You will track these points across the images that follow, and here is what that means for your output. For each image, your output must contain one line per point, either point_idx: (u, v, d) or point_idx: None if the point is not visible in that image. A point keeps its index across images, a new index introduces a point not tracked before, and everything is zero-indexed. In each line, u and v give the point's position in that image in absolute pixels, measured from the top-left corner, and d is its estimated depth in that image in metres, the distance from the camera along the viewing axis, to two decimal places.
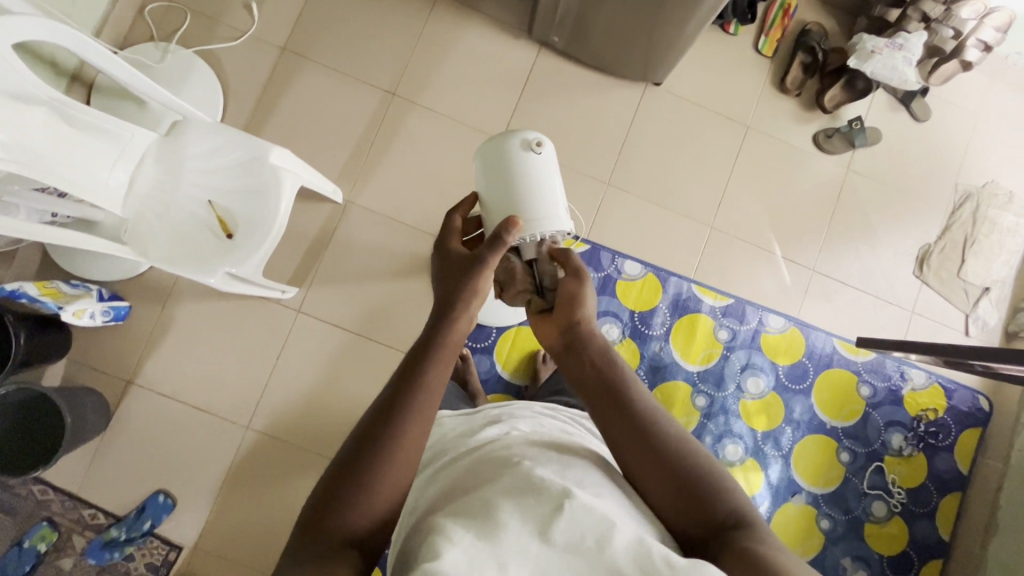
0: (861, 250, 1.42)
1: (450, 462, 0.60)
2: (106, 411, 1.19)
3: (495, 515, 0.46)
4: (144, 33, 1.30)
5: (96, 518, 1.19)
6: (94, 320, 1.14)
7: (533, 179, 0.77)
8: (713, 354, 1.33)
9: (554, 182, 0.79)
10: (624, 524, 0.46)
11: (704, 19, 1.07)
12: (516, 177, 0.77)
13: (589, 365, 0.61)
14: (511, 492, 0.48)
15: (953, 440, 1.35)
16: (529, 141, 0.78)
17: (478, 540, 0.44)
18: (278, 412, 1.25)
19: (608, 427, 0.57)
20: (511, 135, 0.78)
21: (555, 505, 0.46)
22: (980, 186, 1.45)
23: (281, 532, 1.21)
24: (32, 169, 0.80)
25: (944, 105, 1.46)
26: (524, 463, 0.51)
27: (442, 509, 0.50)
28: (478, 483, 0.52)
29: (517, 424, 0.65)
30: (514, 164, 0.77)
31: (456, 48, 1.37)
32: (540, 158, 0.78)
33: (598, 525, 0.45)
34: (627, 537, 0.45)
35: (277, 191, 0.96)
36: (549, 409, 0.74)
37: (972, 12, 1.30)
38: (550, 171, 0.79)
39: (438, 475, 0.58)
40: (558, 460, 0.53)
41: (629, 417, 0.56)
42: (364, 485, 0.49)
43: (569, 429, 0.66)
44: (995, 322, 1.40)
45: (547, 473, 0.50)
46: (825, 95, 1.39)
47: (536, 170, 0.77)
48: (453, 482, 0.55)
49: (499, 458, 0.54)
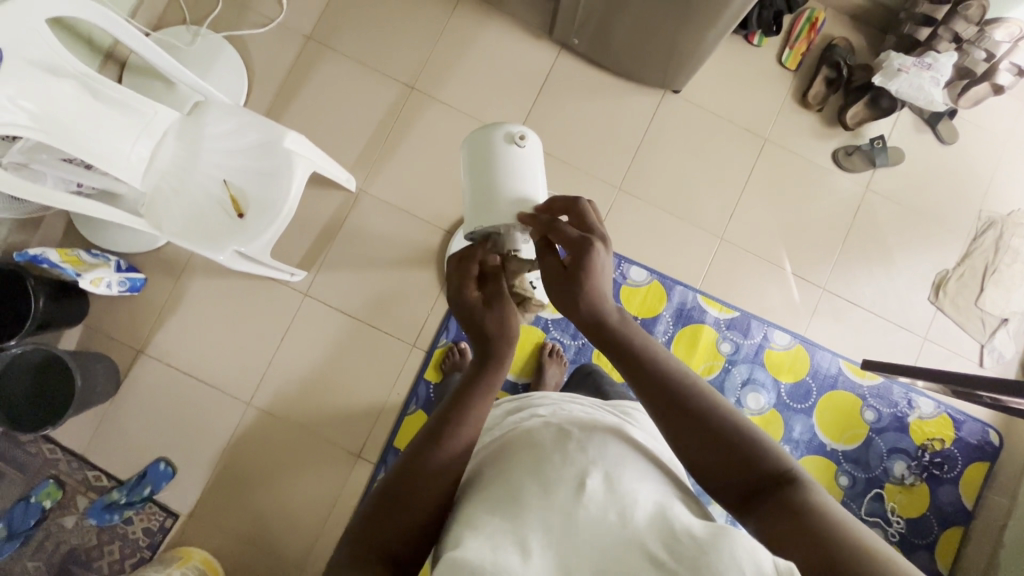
0: (874, 271, 1.39)
1: (482, 451, 0.63)
2: (115, 377, 1.23)
3: (522, 506, 0.50)
4: (177, 15, 1.34)
5: (99, 480, 1.23)
6: (110, 289, 1.19)
7: (513, 168, 0.77)
8: (714, 367, 1.32)
9: (535, 176, 0.79)
10: (644, 500, 0.49)
11: (725, 27, 1.06)
12: (496, 165, 0.77)
13: (618, 348, 0.58)
14: (536, 482, 0.51)
15: (958, 473, 1.31)
16: (513, 134, 0.78)
17: (504, 531, 0.48)
18: (280, 392, 1.28)
19: (660, 415, 0.55)
20: (496, 128, 0.79)
21: (576, 492, 0.49)
22: (1005, 214, 1.41)
23: (273, 507, 1.24)
24: (58, 139, 0.84)
25: (972, 129, 1.42)
26: (548, 452, 0.54)
27: (473, 502, 0.53)
28: (504, 471, 0.55)
29: (538, 409, 0.67)
30: (495, 155, 0.78)
31: (478, 45, 1.38)
32: (523, 151, 0.78)
33: (618, 507, 0.48)
34: (646, 515, 0.48)
35: (289, 175, 0.99)
36: (569, 396, 0.74)
37: (1007, 34, 1.25)
38: (533, 163, 0.79)
39: (470, 468, 0.60)
40: (579, 437, 0.55)
41: (664, 394, 0.55)
42: (415, 484, 0.52)
43: (592, 410, 0.66)
44: (1011, 354, 1.36)
45: (569, 457, 0.53)
46: (848, 112, 1.37)
47: (517, 160, 0.77)
48: (480, 467, 0.59)
49: (525, 446, 0.56)
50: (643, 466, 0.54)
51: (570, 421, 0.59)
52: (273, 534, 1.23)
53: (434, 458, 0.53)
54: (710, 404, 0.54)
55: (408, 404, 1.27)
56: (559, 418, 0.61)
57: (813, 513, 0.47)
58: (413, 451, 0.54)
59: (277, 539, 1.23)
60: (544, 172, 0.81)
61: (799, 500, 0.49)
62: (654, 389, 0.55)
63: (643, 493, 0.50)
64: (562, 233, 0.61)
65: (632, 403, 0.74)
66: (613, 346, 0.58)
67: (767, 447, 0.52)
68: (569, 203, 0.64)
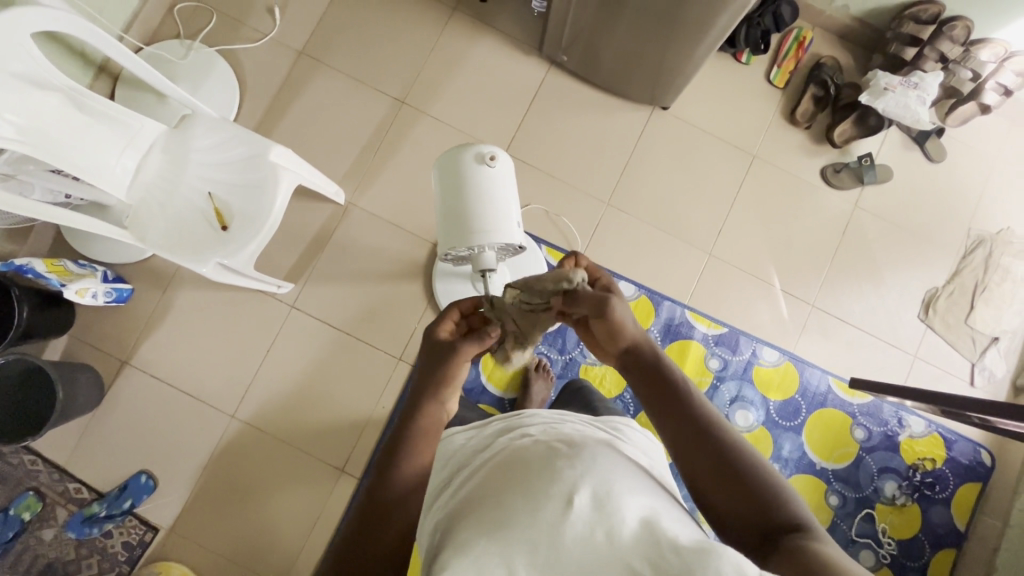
0: (864, 289, 1.39)
1: (472, 471, 0.60)
2: (99, 388, 1.23)
3: (511, 526, 0.49)
4: (172, 30, 1.36)
5: (80, 492, 1.22)
6: (96, 299, 1.19)
7: (482, 191, 0.77)
8: (702, 383, 1.31)
9: (506, 195, 0.79)
10: (630, 513, 0.49)
11: (711, 45, 1.07)
12: (464, 188, 0.77)
13: (647, 378, 0.62)
14: (524, 501, 0.50)
15: (951, 493, 1.29)
16: (483, 154, 0.78)
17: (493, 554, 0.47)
18: (264, 405, 1.27)
19: (680, 441, 0.57)
20: (466, 147, 0.79)
21: (563, 511, 0.48)
22: (995, 232, 1.40)
23: (255, 522, 1.22)
24: (41, 151, 0.84)
25: (961, 148, 1.43)
26: (537, 468, 0.53)
27: (461, 521, 0.52)
28: (494, 490, 0.53)
29: (528, 429, 0.65)
30: (466, 176, 0.78)
31: (468, 61, 1.40)
32: (493, 171, 0.78)
33: (605, 525, 0.47)
34: (632, 531, 0.47)
35: (273, 187, 1.00)
36: (559, 414, 0.73)
37: (993, 54, 1.30)
38: (504, 182, 0.79)
39: (458, 489, 0.59)
40: (568, 456, 0.53)
41: (690, 426, 0.57)
42: (392, 490, 0.53)
43: (584, 428, 0.65)
44: (1002, 373, 1.35)
45: (557, 474, 0.51)
46: (835, 130, 1.38)
47: (487, 181, 0.78)
48: (472, 489, 0.56)
49: (514, 465, 0.55)
50: (634, 482, 0.53)
51: (559, 439, 0.57)
52: (253, 549, 1.21)
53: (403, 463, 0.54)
54: (736, 444, 0.56)
55: (393, 418, 1.26)
56: (550, 437, 0.59)
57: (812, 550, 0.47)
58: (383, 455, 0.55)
59: (258, 555, 1.21)
60: (516, 189, 0.82)
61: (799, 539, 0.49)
62: (681, 422, 0.58)
63: (630, 507, 0.49)
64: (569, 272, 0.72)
65: (622, 420, 0.73)
66: (645, 377, 0.62)
67: (783, 495, 0.53)
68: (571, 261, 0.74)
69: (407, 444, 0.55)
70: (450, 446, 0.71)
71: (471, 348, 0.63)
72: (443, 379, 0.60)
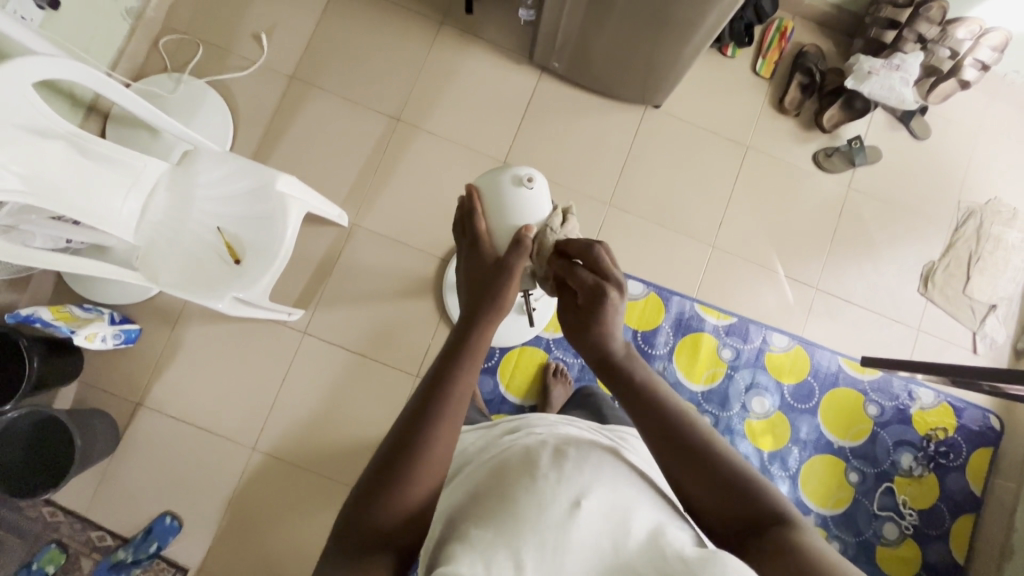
0: (863, 267, 1.42)
1: (475, 466, 0.59)
2: (115, 433, 1.21)
3: (515, 520, 0.48)
4: (158, 63, 1.35)
5: (103, 539, 1.20)
6: (105, 343, 1.17)
7: (522, 210, 0.73)
8: (717, 374, 1.33)
9: (543, 220, 0.75)
10: (638, 524, 0.49)
11: (701, 43, 1.09)
12: (503, 206, 0.72)
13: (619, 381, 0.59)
14: (529, 497, 0.49)
15: (964, 460, 1.33)
16: (519, 176, 0.75)
17: (497, 546, 0.46)
18: (284, 435, 1.26)
19: (649, 433, 0.55)
20: (503, 171, 0.76)
21: (569, 512, 0.48)
22: (983, 203, 1.45)
23: (284, 553, 1.21)
24: (47, 200, 0.83)
25: (945, 124, 1.47)
26: (542, 466, 0.52)
27: (465, 516, 0.51)
28: (497, 484, 0.52)
29: (533, 428, 0.64)
30: (501, 196, 0.73)
31: (459, 74, 1.40)
32: (532, 192, 0.75)
33: (611, 532, 0.48)
34: (638, 540, 0.47)
35: (284, 217, 0.99)
36: (566, 418, 0.72)
37: (968, 32, 1.34)
38: (543, 204, 0.76)
39: (458, 484, 0.58)
40: (574, 457, 0.53)
41: (661, 420, 0.55)
42: (431, 432, 0.49)
43: (586, 431, 0.65)
44: (1003, 339, 1.39)
45: (564, 476, 0.50)
46: (825, 115, 1.41)
47: (528, 203, 0.74)
48: (476, 484, 0.55)
49: (518, 461, 0.54)
50: (638, 487, 0.53)
51: (567, 439, 0.57)
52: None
53: (450, 398, 0.50)
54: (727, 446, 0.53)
55: None
56: (555, 437, 0.58)
57: (800, 548, 0.46)
58: (425, 387, 0.51)
59: None
60: (552, 212, 0.78)
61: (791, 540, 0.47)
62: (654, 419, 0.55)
63: (638, 518, 0.49)
64: (580, 279, 0.62)
65: (629, 430, 0.73)
66: (612, 378, 0.60)
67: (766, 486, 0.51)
68: (583, 247, 0.64)
69: (454, 371, 0.52)
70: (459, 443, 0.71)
71: (520, 261, 0.61)
72: (501, 300, 0.58)
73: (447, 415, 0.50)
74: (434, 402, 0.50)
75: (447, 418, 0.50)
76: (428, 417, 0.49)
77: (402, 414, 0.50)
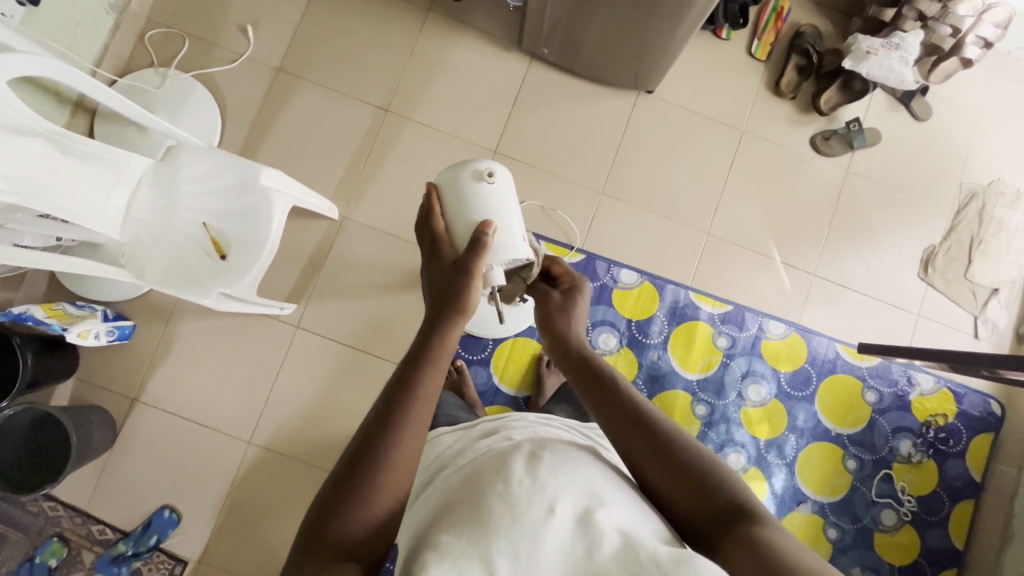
0: (862, 252, 1.40)
1: (451, 472, 0.59)
2: (112, 428, 1.22)
3: (487, 526, 0.47)
4: (144, 58, 1.33)
5: (104, 533, 1.22)
6: (99, 340, 1.17)
7: (482, 210, 0.69)
8: (712, 362, 1.32)
9: (509, 211, 0.72)
10: (613, 526, 0.48)
11: (692, 25, 1.06)
12: (462, 206, 0.70)
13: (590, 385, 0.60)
14: (502, 502, 0.48)
15: (964, 446, 1.31)
16: (480, 171, 0.71)
17: (468, 553, 0.45)
18: (280, 428, 1.26)
19: (618, 435, 0.56)
20: (463, 165, 0.72)
21: (544, 517, 0.47)
22: (986, 185, 1.42)
23: (282, 544, 1.22)
24: (28, 198, 0.82)
25: (946, 104, 1.43)
26: (516, 470, 0.51)
27: (438, 523, 0.50)
28: (469, 491, 0.51)
29: (510, 431, 0.63)
30: (463, 195, 0.70)
31: (448, 62, 1.38)
32: (494, 186, 0.71)
33: (586, 538, 0.47)
34: (613, 545, 0.46)
35: (269, 211, 0.99)
36: (544, 417, 0.71)
37: (970, 9, 1.27)
38: (506, 196, 0.72)
39: (434, 490, 0.57)
40: (550, 461, 0.52)
41: (624, 415, 0.56)
42: (397, 431, 0.49)
43: (564, 432, 0.64)
44: (1004, 323, 1.37)
45: (538, 481, 0.50)
46: (821, 98, 1.38)
47: (489, 199, 0.70)
48: (451, 492, 0.54)
49: (492, 465, 0.53)
50: (615, 490, 0.52)
51: (543, 442, 0.56)
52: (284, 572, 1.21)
53: (415, 399, 0.51)
54: (698, 449, 0.54)
55: None
56: (531, 439, 0.57)
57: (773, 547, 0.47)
58: (387, 393, 0.52)
59: None
60: (517, 206, 0.75)
61: (762, 539, 0.47)
62: (626, 420, 0.56)
63: (613, 518, 0.48)
64: (561, 269, 0.74)
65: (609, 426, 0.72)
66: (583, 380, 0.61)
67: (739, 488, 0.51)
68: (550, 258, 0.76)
69: (418, 373, 0.52)
70: (437, 447, 0.70)
71: (479, 264, 0.60)
72: (463, 301, 0.57)
73: (409, 420, 0.50)
74: (395, 411, 0.50)
75: (408, 428, 0.50)
76: (393, 415, 0.50)
77: (364, 424, 0.51)
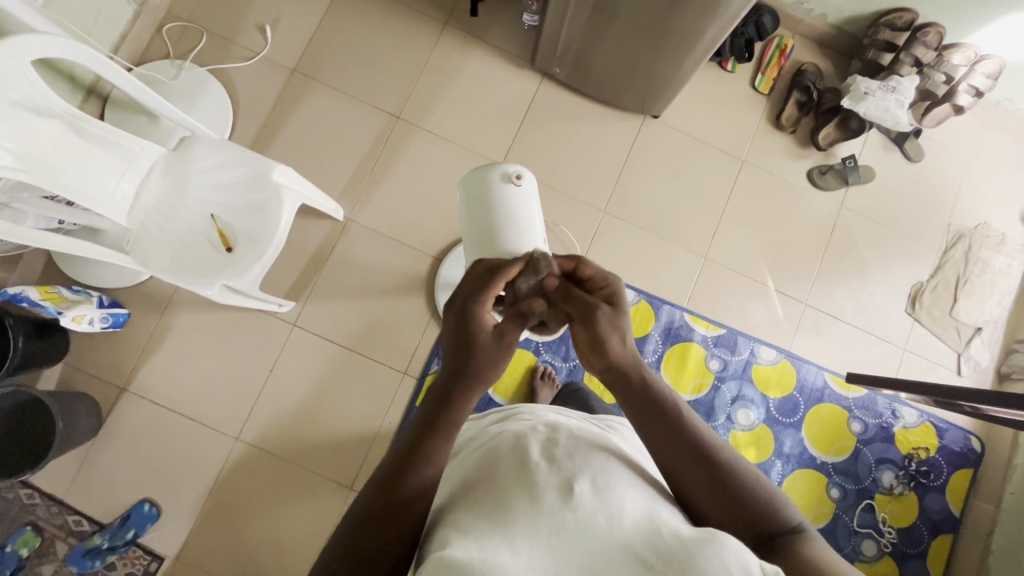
0: (853, 285, 1.43)
1: (466, 455, 0.59)
2: (97, 416, 1.20)
3: (508, 509, 0.47)
4: (161, 49, 1.35)
5: (79, 524, 1.19)
6: (92, 326, 1.17)
7: (509, 207, 0.85)
8: (703, 385, 1.34)
9: (531, 209, 0.87)
10: (631, 506, 0.48)
11: (701, 56, 1.10)
12: (493, 203, 0.86)
13: (636, 401, 0.58)
14: (521, 485, 0.49)
15: (945, 480, 1.34)
16: (509, 174, 0.87)
17: (491, 532, 0.45)
18: (269, 426, 1.25)
19: (666, 454, 0.55)
20: (493, 167, 0.87)
21: (562, 495, 0.47)
22: (973, 227, 1.47)
23: (262, 545, 1.20)
24: (40, 178, 0.83)
25: (938, 147, 1.49)
26: (533, 454, 0.52)
27: (458, 508, 0.50)
28: (489, 474, 0.52)
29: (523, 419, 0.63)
30: (493, 193, 0.86)
31: (461, 74, 1.41)
32: (520, 187, 0.86)
33: (606, 511, 0.46)
34: (634, 520, 0.47)
35: (278, 207, 0.99)
36: (556, 408, 0.70)
37: (964, 58, 1.37)
38: (529, 198, 0.88)
39: (451, 473, 0.58)
40: (566, 445, 0.53)
41: (672, 432, 0.55)
42: (435, 441, 0.52)
43: (576, 420, 0.64)
44: (987, 362, 1.41)
45: (555, 463, 0.50)
46: (819, 133, 1.43)
47: (514, 197, 0.86)
48: (469, 475, 0.54)
49: (508, 449, 0.54)
50: (628, 476, 0.52)
51: (558, 429, 0.57)
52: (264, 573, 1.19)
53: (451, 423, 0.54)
54: (734, 461, 0.54)
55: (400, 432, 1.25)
56: (545, 425, 0.58)
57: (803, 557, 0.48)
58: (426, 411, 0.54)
59: None
60: (538, 206, 0.90)
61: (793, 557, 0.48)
62: (677, 442, 0.54)
63: (630, 500, 0.49)
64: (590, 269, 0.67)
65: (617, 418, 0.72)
66: (628, 396, 0.58)
67: (776, 503, 0.52)
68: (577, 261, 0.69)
69: (460, 397, 0.54)
70: None
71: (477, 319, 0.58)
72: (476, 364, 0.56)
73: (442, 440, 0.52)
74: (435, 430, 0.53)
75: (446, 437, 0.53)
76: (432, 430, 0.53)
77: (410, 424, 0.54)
